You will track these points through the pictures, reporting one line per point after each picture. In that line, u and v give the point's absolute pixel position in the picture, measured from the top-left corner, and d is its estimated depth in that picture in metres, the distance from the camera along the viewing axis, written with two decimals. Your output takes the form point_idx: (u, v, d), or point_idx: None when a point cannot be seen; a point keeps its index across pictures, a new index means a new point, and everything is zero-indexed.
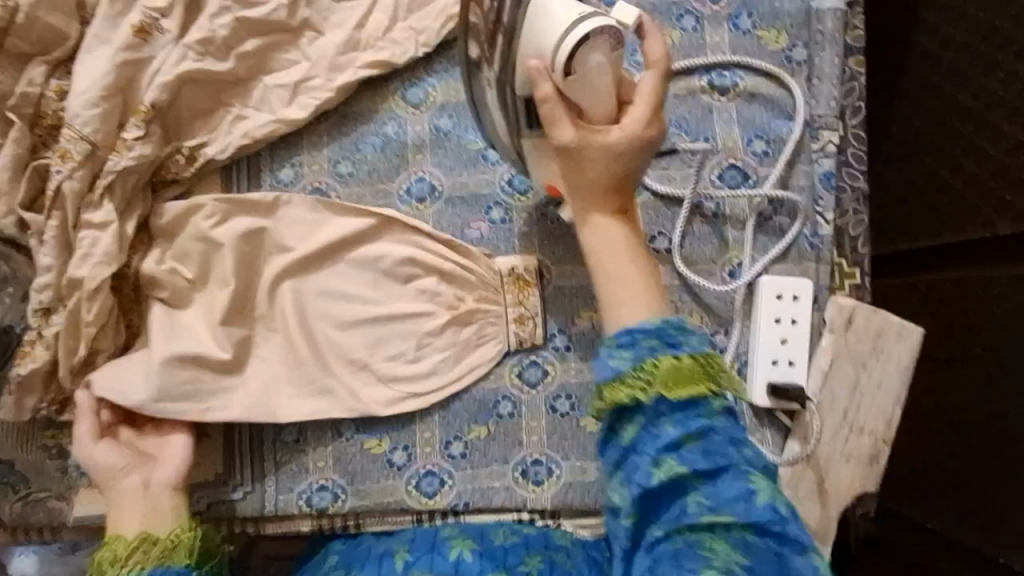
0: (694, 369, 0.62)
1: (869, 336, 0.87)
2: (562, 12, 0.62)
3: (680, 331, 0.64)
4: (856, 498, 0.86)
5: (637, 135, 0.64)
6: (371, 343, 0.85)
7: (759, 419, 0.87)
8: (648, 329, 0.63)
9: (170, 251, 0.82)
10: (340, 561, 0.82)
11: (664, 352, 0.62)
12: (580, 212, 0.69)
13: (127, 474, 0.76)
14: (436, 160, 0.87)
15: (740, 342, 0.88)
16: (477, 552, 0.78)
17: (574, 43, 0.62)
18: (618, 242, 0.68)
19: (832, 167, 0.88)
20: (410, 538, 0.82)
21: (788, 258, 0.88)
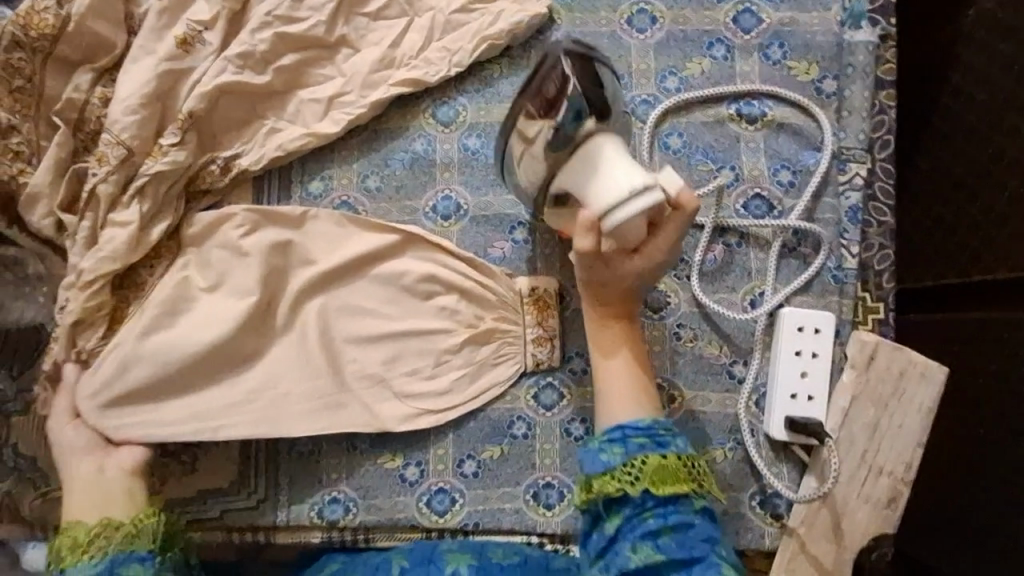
0: (678, 469, 0.68)
1: (891, 377, 0.85)
2: (618, 183, 0.67)
3: (668, 432, 0.70)
4: (873, 540, 0.84)
5: (645, 265, 0.72)
6: (390, 357, 0.86)
7: (776, 453, 0.86)
8: (639, 427, 0.70)
9: (199, 258, 0.84)
10: (340, 567, 0.80)
11: (652, 450, 0.68)
12: (594, 322, 0.77)
13: (81, 460, 0.76)
14: (462, 179, 0.88)
15: (759, 374, 0.87)
16: (473, 567, 0.74)
17: (618, 212, 0.67)
18: (624, 355, 0.76)
19: (858, 201, 0.88)
20: (408, 548, 0.80)
21: (810, 290, 0.87)
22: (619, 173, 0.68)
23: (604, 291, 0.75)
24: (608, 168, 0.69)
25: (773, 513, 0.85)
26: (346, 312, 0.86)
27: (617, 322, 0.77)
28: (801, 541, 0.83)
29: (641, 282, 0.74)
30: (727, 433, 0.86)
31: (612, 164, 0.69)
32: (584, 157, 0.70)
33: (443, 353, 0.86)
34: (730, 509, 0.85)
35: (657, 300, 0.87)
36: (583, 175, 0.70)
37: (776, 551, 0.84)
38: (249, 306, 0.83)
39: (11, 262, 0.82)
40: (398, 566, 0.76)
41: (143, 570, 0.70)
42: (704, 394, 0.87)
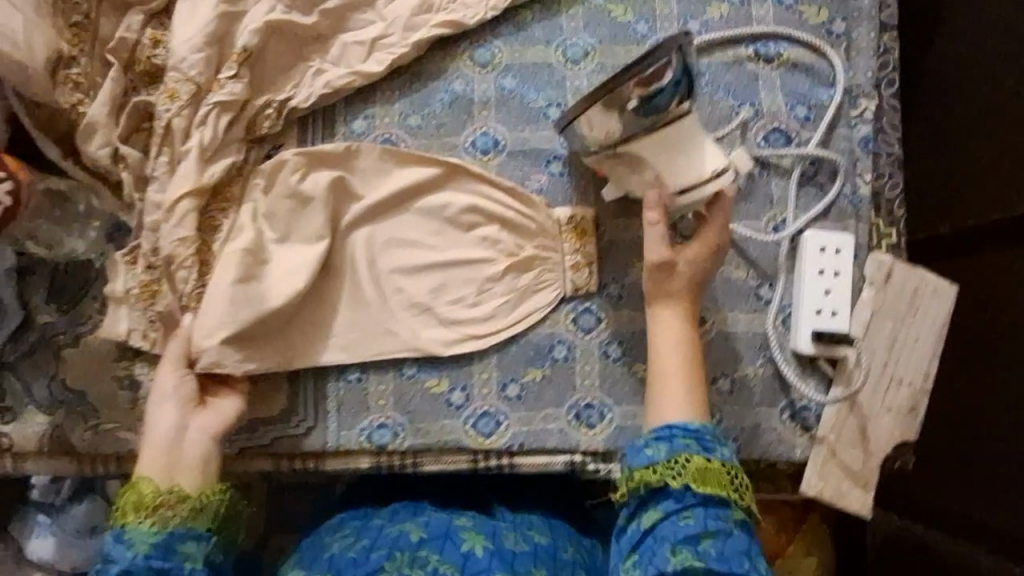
0: (721, 475, 0.73)
1: (906, 294, 0.91)
2: (700, 168, 0.80)
3: (714, 438, 0.75)
4: (897, 447, 0.89)
5: (702, 259, 0.80)
6: (436, 286, 0.89)
7: (803, 369, 0.90)
8: (687, 428, 0.75)
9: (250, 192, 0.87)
10: (352, 529, 0.85)
11: (698, 453, 0.74)
12: (652, 310, 0.81)
13: (164, 408, 0.77)
14: (500, 116, 0.92)
15: (784, 295, 0.92)
16: (488, 550, 0.78)
17: (698, 190, 0.80)
18: (679, 338, 0.80)
19: (869, 132, 0.95)
20: (426, 522, 0.83)
21: (829, 216, 0.93)
22: (705, 153, 0.81)
23: (663, 279, 0.80)
24: (690, 149, 0.81)
25: (802, 425, 0.89)
26: (393, 244, 0.89)
27: (672, 311, 0.81)
28: (831, 449, 0.88)
29: (697, 275, 0.80)
30: (757, 351, 0.91)
31: (694, 145, 0.81)
32: (668, 133, 0.80)
33: (487, 280, 0.89)
34: (762, 422, 0.89)
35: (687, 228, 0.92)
36: (667, 151, 0.80)
37: (807, 460, 0.88)
38: (302, 236, 0.86)
39: (60, 198, 0.82)
40: (417, 536, 0.80)
41: (196, 551, 0.73)
42: (734, 315, 0.91)
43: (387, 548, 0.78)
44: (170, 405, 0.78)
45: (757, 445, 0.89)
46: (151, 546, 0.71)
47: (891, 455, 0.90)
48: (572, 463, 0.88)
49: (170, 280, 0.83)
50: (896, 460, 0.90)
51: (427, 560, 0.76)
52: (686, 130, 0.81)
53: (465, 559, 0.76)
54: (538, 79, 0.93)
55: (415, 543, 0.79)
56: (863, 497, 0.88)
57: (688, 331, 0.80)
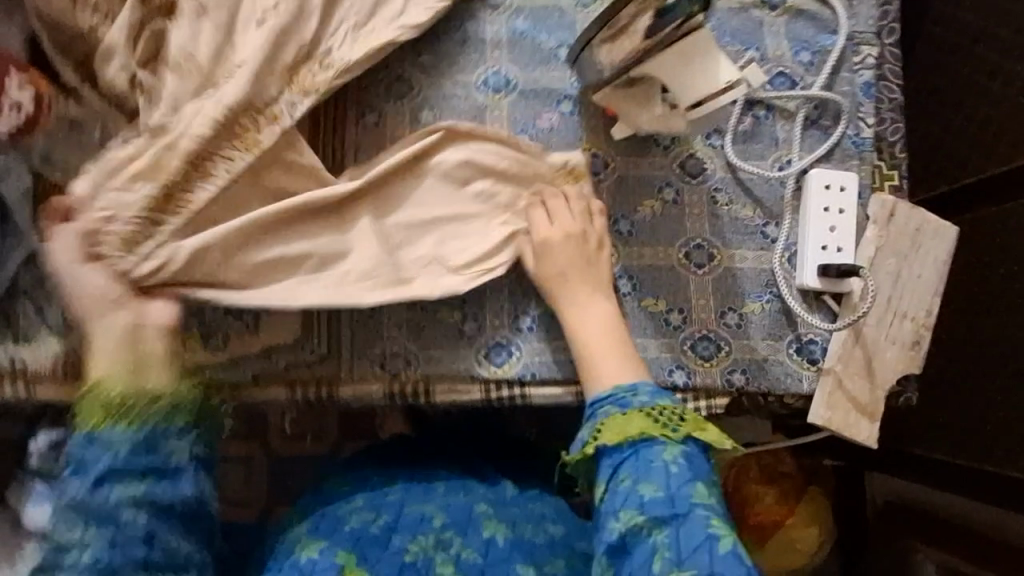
0: (642, 421, 0.76)
1: (909, 232, 0.93)
2: (716, 80, 0.80)
3: (629, 392, 0.79)
4: (899, 379, 0.92)
5: (592, 226, 0.88)
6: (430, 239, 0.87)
7: (809, 305, 0.92)
8: (603, 398, 0.80)
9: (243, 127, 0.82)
10: (365, 504, 0.88)
11: (613, 416, 0.77)
12: (562, 299, 0.85)
13: (117, 310, 0.73)
14: (511, 56, 0.94)
15: (790, 234, 0.93)
16: (508, 539, 0.82)
17: (716, 99, 0.81)
18: (596, 314, 0.85)
19: (871, 78, 0.98)
20: (444, 505, 0.86)
21: (833, 157, 0.95)
22: (717, 66, 0.81)
23: (571, 255, 0.86)
24: (705, 62, 0.81)
25: (809, 358, 0.90)
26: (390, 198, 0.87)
27: (584, 287, 0.85)
28: (837, 379, 0.89)
29: (591, 242, 0.87)
30: (763, 287, 0.92)
31: (710, 58, 0.81)
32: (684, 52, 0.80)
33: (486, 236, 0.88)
34: (770, 356, 0.91)
35: (694, 166, 0.94)
36: (685, 67, 0.81)
37: (814, 392, 0.90)
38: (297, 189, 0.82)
39: (75, 126, 0.82)
40: (439, 521, 0.83)
41: (181, 444, 0.71)
42: (740, 252, 0.93)
43: (408, 530, 0.82)
44: (117, 309, 0.73)
45: (765, 378, 0.90)
46: (126, 449, 0.68)
47: (895, 388, 0.92)
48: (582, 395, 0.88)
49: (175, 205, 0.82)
50: (900, 396, 0.93)
51: (451, 544, 0.80)
52: (697, 44, 0.80)
53: (486, 546, 0.81)
54: (549, 22, 0.95)
55: (439, 526, 0.82)
56: (869, 428, 0.90)
57: (603, 306, 0.85)
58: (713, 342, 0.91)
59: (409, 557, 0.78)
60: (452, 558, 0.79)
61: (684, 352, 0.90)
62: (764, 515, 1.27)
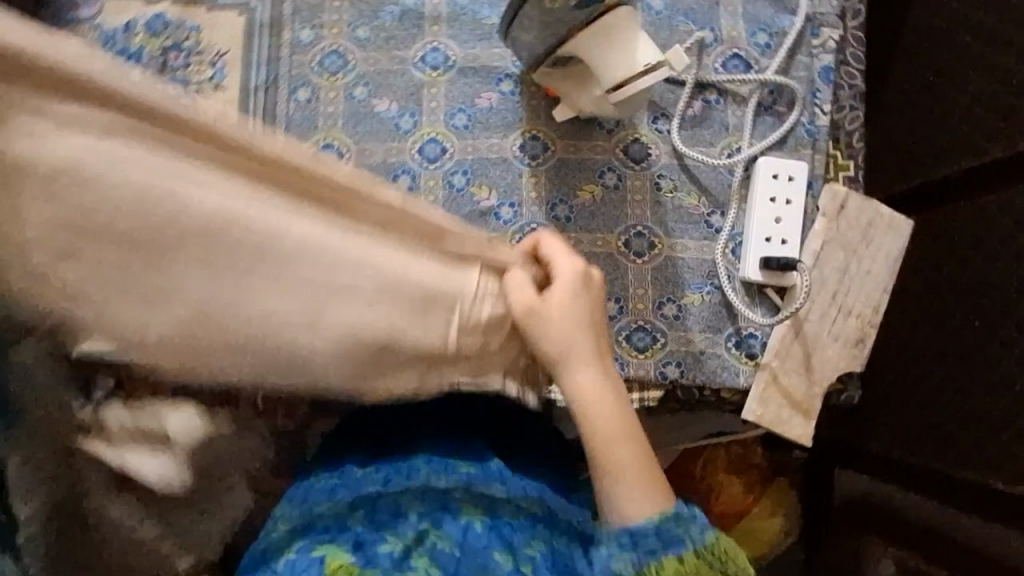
0: (697, 566, 0.63)
1: (858, 225, 0.90)
2: (631, 64, 0.77)
3: (681, 525, 0.65)
4: (841, 377, 0.89)
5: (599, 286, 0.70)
6: (296, 244, 0.56)
7: (750, 297, 0.89)
8: (647, 530, 0.64)
9: (219, 150, 0.51)
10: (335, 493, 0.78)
11: (670, 560, 0.63)
12: (576, 371, 0.67)
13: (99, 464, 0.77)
14: (452, 33, 0.90)
15: (735, 225, 0.90)
16: (486, 525, 0.71)
17: (632, 82, 0.77)
18: (613, 402, 0.68)
19: (831, 62, 0.93)
20: (422, 491, 0.76)
21: (785, 145, 0.91)
22: (636, 47, 0.77)
23: (571, 319, 0.67)
24: (621, 42, 0.76)
25: (747, 352, 0.88)
26: (408, 207, 0.57)
27: (603, 360, 0.69)
28: (774, 374, 0.87)
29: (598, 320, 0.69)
30: (705, 278, 0.90)
31: (626, 35, 0.76)
32: (596, 35, 0.76)
33: (382, 305, 0.60)
34: (707, 348, 0.88)
35: (639, 151, 0.91)
36: (599, 49, 0.77)
37: (750, 387, 0.87)
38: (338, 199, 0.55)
39: None
40: (413, 510, 0.73)
41: None
42: (683, 242, 0.90)
43: (387, 515, 0.73)
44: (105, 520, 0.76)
45: (701, 372, 0.88)
46: None
47: (836, 386, 0.90)
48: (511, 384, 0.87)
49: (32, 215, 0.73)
50: (841, 393, 0.90)
51: (429, 537, 0.70)
52: (616, 26, 0.76)
53: (464, 533, 0.71)
54: None
55: (415, 517, 0.72)
56: (804, 425, 0.87)
57: (617, 396, 0.69)
58: (649, 333, 0.89)
59: (388, 546, 0.69)
60: (425, 552, 0.69)
61: (620, 343, 0.88)
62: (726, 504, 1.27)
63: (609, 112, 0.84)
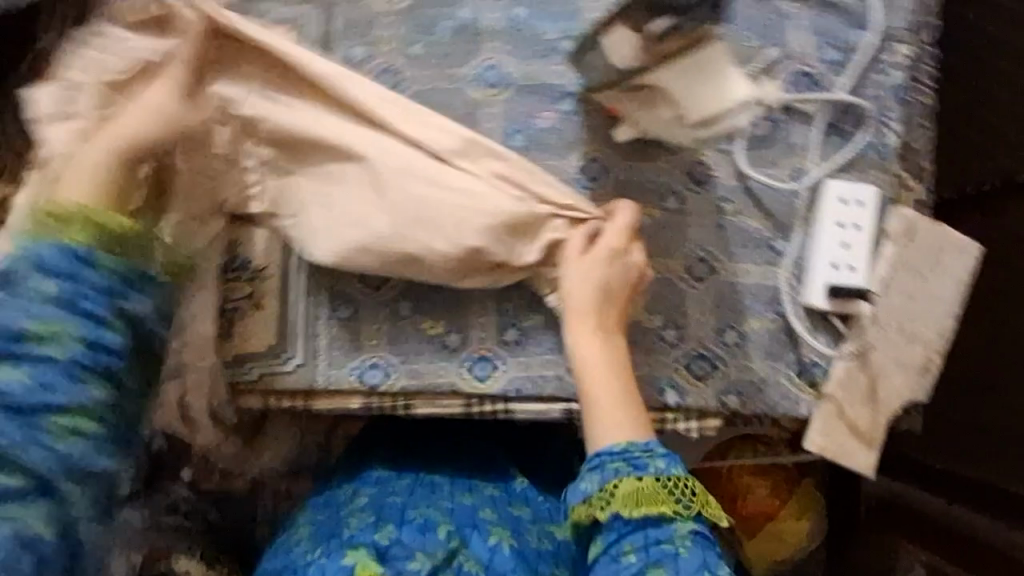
0: (654, 491, 0.72)
1: (926, 250, 0.87)
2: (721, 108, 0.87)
3: (646, 454, 0.74)
4: (905, 407, 0.87)
5: (622, 253, 0.81)
6: (439, 178, 0.79)
7: (814, 324, 0.86)
8: (614, 452, 0.74)
9: (396, 118, 0.80)
10: (370, 505, 0.88)
11: (627, 476, 0.73)
12: (576, 324, 0.79)
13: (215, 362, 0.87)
14: (510, 50, 0.88)
15: (799, 249, 0.87)
16: (513, 547, 0.83)
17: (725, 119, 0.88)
18: (610, 354, 0.79)
19: (903, 79, 0.89)
20: (451, 509, 0.86)
21: (853, 167, 0.88)
22: (725, 89, 0.86)
23: (587, 276, 0.79)
24: (716, 85, 0.85)
25: (810, 381, 0.86)
26: (516, 166, 0.81)
27: (612, 315, 0.80)
28: (838, 405, 0.85)
29: (626, 280, 0.81)
30: (767, 304, 0.87)
31: (719, 78, 0.85)
32: (701, 78, 0.84)
33: (483, 228, 0.79)
34: (768, 377, 0.86)
35: (701, 173, 0.88)
36: (700, 92, 0.85)
37: (812, 418, 0.85)
38: (462, 160, 0.80)
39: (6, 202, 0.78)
40: (445, 528, 0.82)
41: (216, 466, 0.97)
42: (745, 266, 0.88)
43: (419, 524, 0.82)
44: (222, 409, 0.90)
45: (762, 401, 0.86)
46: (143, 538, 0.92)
47: (899, 415, 0.87)
48: (568, 413, 0.84)
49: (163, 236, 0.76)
50: (903, 421, 0.88)
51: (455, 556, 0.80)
52: (713, 59, 0.83)
53: (491, 554, 0.81)
54: (551, 11, 0.89)
55: (445, 536, 0.81)
56: (868, 457, 0.86)
57: (614, 349, 0.79)
58: (709, 361, 0.86)
59: (414, 562, 0.77)
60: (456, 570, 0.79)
61: (678, 370, 0.86)
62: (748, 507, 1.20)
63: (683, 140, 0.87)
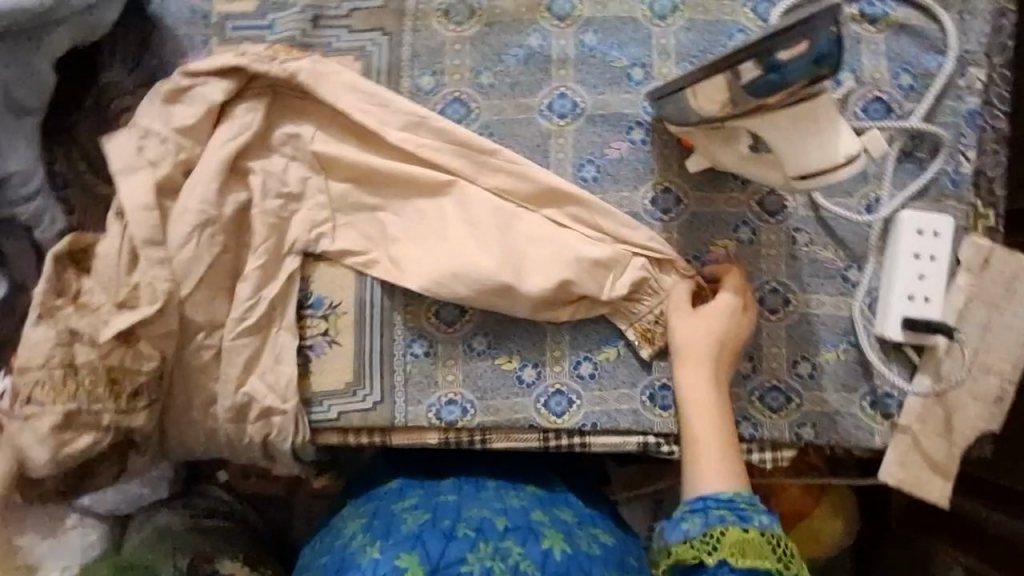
0: (761, 545, 0.70)
1: (1002, 280, 0.85)
2: (828, 155, 0.71)
3: (751, 506, 0.72)
4: (979, 437, 0.86)
5: (734, 305, 0.81)
6: (518, 222, 0.82)
7: (887, 355, 0.86)
8: (720, 499, 0.72)
9: (479, 161, 0.83)
10: (421, 504, 0.80)
11: (733, 524, 0.71)
12: (687, 366, 0.79)
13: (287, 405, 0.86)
14: (580, 77, 0.86)
15: (873, 279, 0.87)
16: (567, 554, 0.73)
17: (830, 170, 0.72)
18: (718, 400, 0.78)
19: (977, 104, 0.88)
20: (503, 509, 0.78)
21: (926, 195, 0.87)
22: (837, 138, 0.72)
23: (704, 323, 0.79)
24: (821, 133, 0.71)
25: (884, 412, 0.86)
26: (595, 205, 0.82)
27: (725, 363, 0.80)
28: (913, 438, 0.85)
29: (737, 330, 0.80)
30: (840, 335, 0.86)
31: (827, 124, 0.71)
32: (799, 121, 0.71)
33: (567, 270, 0.80)
34: (842, 408, 0.86)
35: (774, 203, 0.87)
36: (798, 141, 0.72)
37: (885, 449, 0.85)
38: (550, 194, 0.83)
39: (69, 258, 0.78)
40: (502, 524, 0.76)
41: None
42: (819, 297, 0.87)
43: (472, 532, 0.73)
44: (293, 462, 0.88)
45: (835, 432, 0.85)
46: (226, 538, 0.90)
47: (971, 445, 0.87)
48: (644, 446, 0.84)
49: (248, 280, 0.81)
50: (974, 450, 0.88)
51: (510, 553, 0.71)
52: (818, 111, 0.71)
53: (545, 557, 0.72)
54: (621, 36, 0.87)
55: (501, 531, 0.74)
56: (942, 488, 0.86)
57: (721, 395, 0.79)
58: (783, 394, 0.86)
59: (467, 566, 0.69)
60: (508, 568, 0.70)
61: (753, 403, 0.86)
62: (787, 507, 1.05)
63: (774, 181, 0.78)
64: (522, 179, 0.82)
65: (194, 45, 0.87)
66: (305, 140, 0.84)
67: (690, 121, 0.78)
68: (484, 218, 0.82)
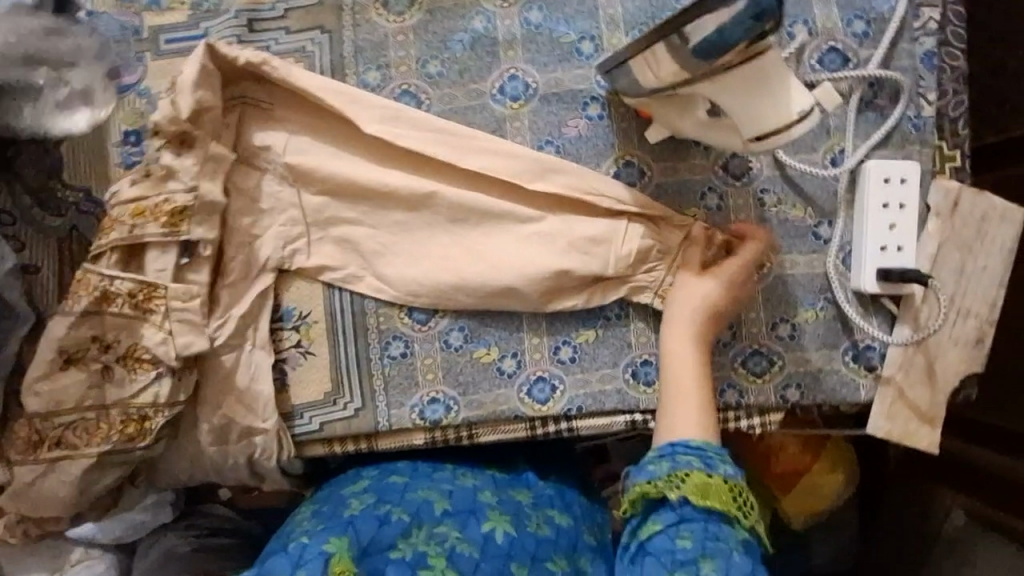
0: (724, 491, 0.67)
1: (972, 222, 0.85)
2: (782, 112, 0.70)
3: (720, 457, 0.69)
4: (963, 380, 0.86)
5: (740, 268, 0.78)
6: (492, 206, 0.81)
7: (866, 309, 0.86)
8: (689, 446, 0.70)
9: (462, 146, 0.80)
10: (370, 488, 0.77)
11: (698, 469, 0.68)
12: (670, 323, 0.77)
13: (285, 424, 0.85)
14: (529, 57, 0.84)
15: (845, 233, 0.86)
16: (509, 536, 0.70)
17: (785, 128, 0.71)
18: (697, 357, 0.76)
19: (933, 46, 0.86)
20: (450, 492, 0.76)
21: (890, 142, 0.86)
22: (789, 94, 0.71)
23: (697, 288, 0.77)
24: (772, 92, 0.70)
25: (867, 365, 0.86)
26: (587, 179, 0.80)
27: (715, 325, 0.78)
28: (898, 389, 0.85)
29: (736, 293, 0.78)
30: (818, 293, 0.86)
31: (778, 81, 0.70)
32: (749, 81, 0.70)
33: (551, 257, 0.80)
34: (825, 366, 0.85)
35: (739, 166, 0.85)
36: (749, 101, 0.70)
37: (872, 401, 0.85)
38: (554, 176, 0.80)
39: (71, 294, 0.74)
40: (440, 509, 0.73)
41: None
42: (792, 257, 0.86)
43: (408, 515, 0.70)
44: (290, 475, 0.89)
45: (821, 391, 0.85)
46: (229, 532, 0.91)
47: (955, 389, 0.87)
48: (631, 424, 0.83)
49: (219, 302, 0.80)
50: (959, 394, 0.88)
51: (446, 537, 0.68)
52: (767, 71, 0.70)
53: (484, 540, 0.69)
54: (567, 10, 0.84)
55: (439, 515, 0.71)
56: (931, 435, 0.86)
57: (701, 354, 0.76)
58: (765, 357, 0.85)
59: (395, 552, 0.65)
60: (444, 549, 0.66)
61: (736, 369, 0.85)
62: (784, 466, 1.05)
63: (734, 145, 0.76)
64: (501, 162, 0.80)
65: (129, 61, 0.86)
66: (276, 152, 0.81)
67: (643, 92, 0.77)
68: (473, 215, 0.81)
